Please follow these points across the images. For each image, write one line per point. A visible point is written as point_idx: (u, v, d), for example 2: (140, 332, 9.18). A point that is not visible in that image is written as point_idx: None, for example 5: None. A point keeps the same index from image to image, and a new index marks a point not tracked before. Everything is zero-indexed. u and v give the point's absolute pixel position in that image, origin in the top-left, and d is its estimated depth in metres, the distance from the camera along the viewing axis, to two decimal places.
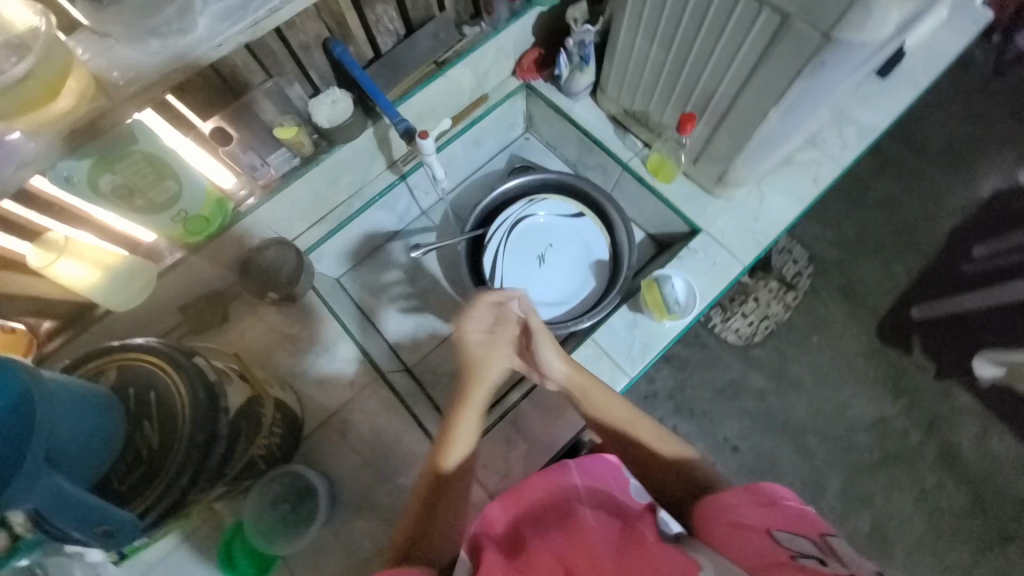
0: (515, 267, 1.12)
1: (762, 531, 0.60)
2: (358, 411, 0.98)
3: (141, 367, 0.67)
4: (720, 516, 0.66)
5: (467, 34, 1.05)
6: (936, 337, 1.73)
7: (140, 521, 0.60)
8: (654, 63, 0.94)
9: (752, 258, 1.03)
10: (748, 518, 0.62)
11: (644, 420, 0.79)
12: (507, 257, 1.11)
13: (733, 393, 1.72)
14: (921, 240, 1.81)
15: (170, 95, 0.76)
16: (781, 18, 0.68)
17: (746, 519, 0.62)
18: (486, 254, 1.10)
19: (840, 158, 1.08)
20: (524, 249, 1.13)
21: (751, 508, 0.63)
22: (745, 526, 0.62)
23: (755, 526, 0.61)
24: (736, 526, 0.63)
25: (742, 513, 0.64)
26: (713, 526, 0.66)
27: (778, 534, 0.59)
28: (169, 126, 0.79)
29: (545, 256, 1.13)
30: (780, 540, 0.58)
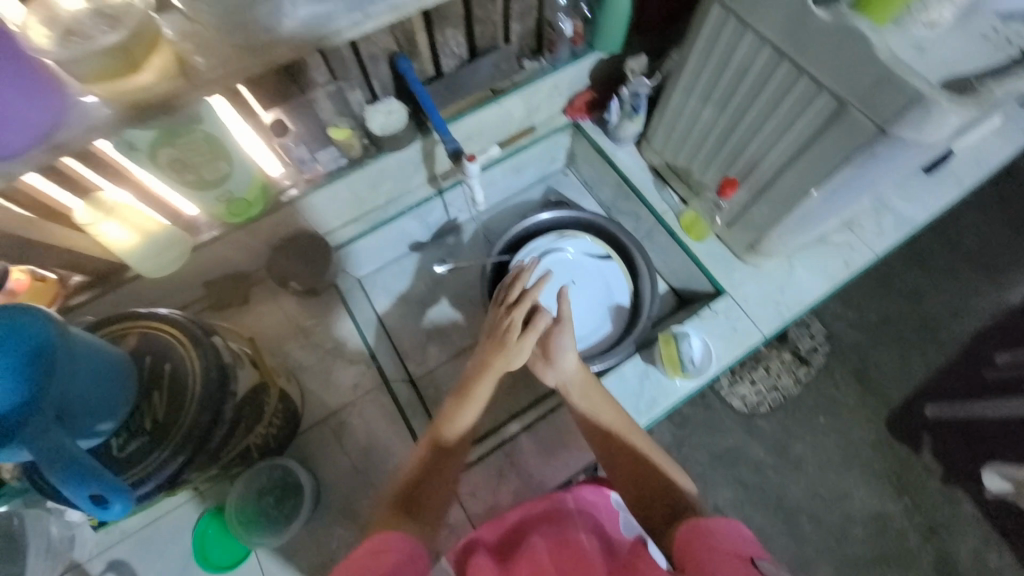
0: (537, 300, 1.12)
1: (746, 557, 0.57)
2: (356, 415, 0.98)
3: (162, 337, 0.68)
4: (702, 538, 0.62)
5: (526, 67, 1.08)
6: (946, 439, 1.67)
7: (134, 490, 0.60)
8: (704, 125, 0.95)
9: (773, 330, 1.02)
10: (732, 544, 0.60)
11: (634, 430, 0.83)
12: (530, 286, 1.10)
13: (730, 460, 1.68)
14: (943, 337, 1.77)
15: (242, 86, 0.80)
16: (838, 104, 0.69)
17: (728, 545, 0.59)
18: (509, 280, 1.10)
19: (875, 246, 1.08)
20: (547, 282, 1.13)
21: (732, 535, 0.61)
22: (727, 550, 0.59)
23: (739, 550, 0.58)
24: (717, 550, 0.59)
25: (724, 538, 0.61)
26: (690, 547, 0.62)
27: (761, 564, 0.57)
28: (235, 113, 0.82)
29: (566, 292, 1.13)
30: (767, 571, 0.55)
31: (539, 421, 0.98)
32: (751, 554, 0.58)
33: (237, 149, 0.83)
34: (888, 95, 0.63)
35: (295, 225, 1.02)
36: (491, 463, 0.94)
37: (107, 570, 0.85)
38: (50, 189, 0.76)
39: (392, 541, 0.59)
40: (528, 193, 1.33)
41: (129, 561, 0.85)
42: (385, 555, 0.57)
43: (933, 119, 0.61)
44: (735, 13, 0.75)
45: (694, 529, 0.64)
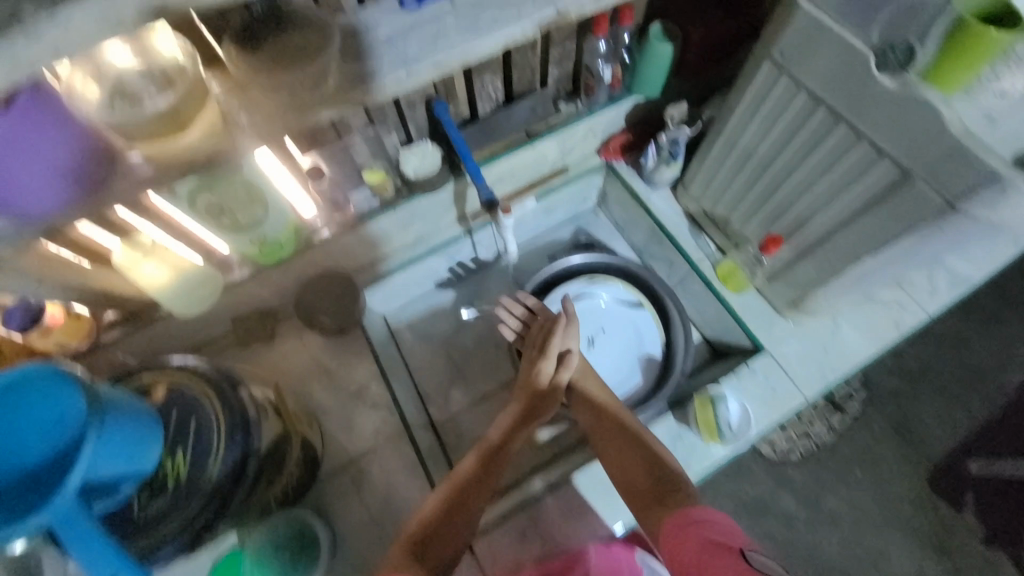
0: None
1: (735, 548, 0.65)
2: (376, 463, 0.95)
3: (189, 391, 0.68)
4: (695, 530, 0.70)
5: (562, 110, 1.06)
6: (991, 499, 1.57)
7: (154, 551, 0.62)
8: (748, 177, 0.92)
9: (816, 394, 0.97)
10: (723, 537, 0.68)
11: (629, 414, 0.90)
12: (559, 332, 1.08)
13: (758, 510, 1.59)
14: (987, 388, 1.67)
15: (289, 138, 0.81)
16: (902, 173, 0.65)
17: (717, 538, 0.67)
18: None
19: (926, 305, 1.01)
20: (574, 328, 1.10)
21: (723, 528, 0.69)
22: (719, 543, 0.67)
23: (729, 542, 0.66)
24: (705, 541, 0.68)
25: (716, 531, 0.69)
26: (682, 534, 0.71)
27: (750, 553, 0.64)
28: (279, 161, 0.82)
29: (595, 340, 1.10)
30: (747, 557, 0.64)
31: (564, 480, 0.93)
32: (738, 545, 0.66)
33: (274, 195, 0.83)
34: (959, 169, 0.59)
35: (326, 263, 1.02)
36: (513, 524, 0.90)
37: None
38: (98, 235, 0.77)
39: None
40: (558, 232, 1.31)
41: None
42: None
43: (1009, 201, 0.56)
44: (789, 72, 0.72)
45: (683, 518, 0.73)
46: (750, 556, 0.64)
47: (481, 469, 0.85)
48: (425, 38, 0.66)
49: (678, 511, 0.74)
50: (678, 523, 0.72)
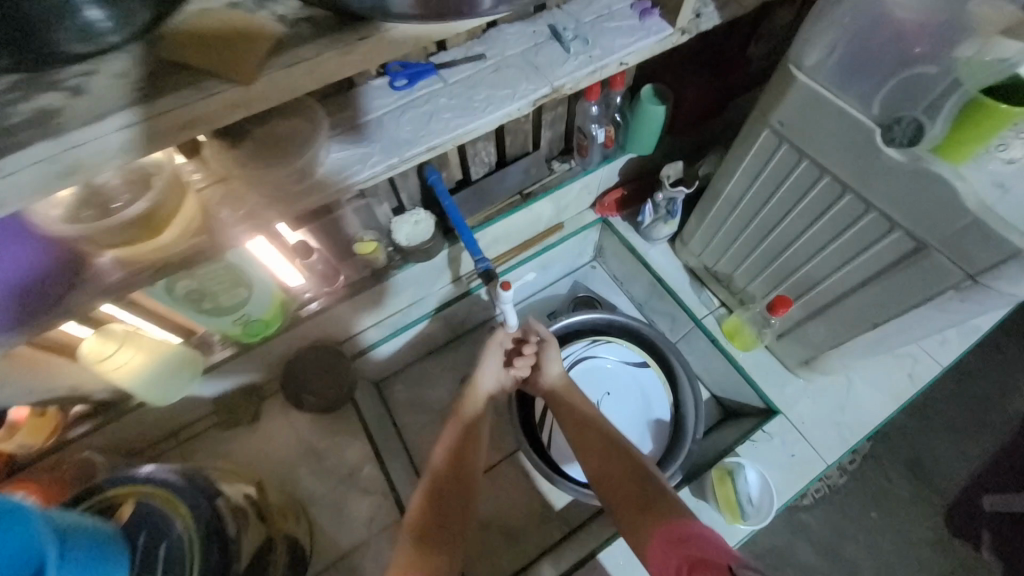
0: None
1: (721, 565, 0.55)
2: (372, 557, 0.88)
3: (160, 507, 0.61)
4: (682, 545, 0.62)
5: (556, 169, 1.05)
6: (1011, 537, 1.50)
7: None
8: (750, 235, 0.89)
9: (837, 458, 0.92)
10: (708, 553, 0.58)
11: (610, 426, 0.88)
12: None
13: (774, 562, 1.51)
14: (994, 420, 1.63)
15: (280, 224, 0.75)
16: (915, 244, 0.63)
17: (702, 556, 0.58)
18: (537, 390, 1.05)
19: (938, 355, 0.98)
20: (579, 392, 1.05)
21: (711, 544, 0.60)
22: (703, 561, 0.57)
23: (715, 560, 0.56)
24: (692, 559, 0.59)
25: (705, 547, 0.60)
26: (667, 555, 0.62)
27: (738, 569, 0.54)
28: (268, 243, 0.77)
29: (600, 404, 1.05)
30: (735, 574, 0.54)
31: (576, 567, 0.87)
32: (728, 561, 0.56)
33: (260, 276, 0.79)
34: (979, 245, 0.57)
35: (314, 336, 0.97)
36: None
37: None
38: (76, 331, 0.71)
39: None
40: (555, 286, 1.28)
41: None
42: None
43: None
44: (789, 139, 0.71)
45: (672, 532, 0.65)
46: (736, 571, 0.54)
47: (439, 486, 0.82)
48: (417, 120, 0.63)
49: (663, 524, 0.68)
50: (663, 540, 0.65)
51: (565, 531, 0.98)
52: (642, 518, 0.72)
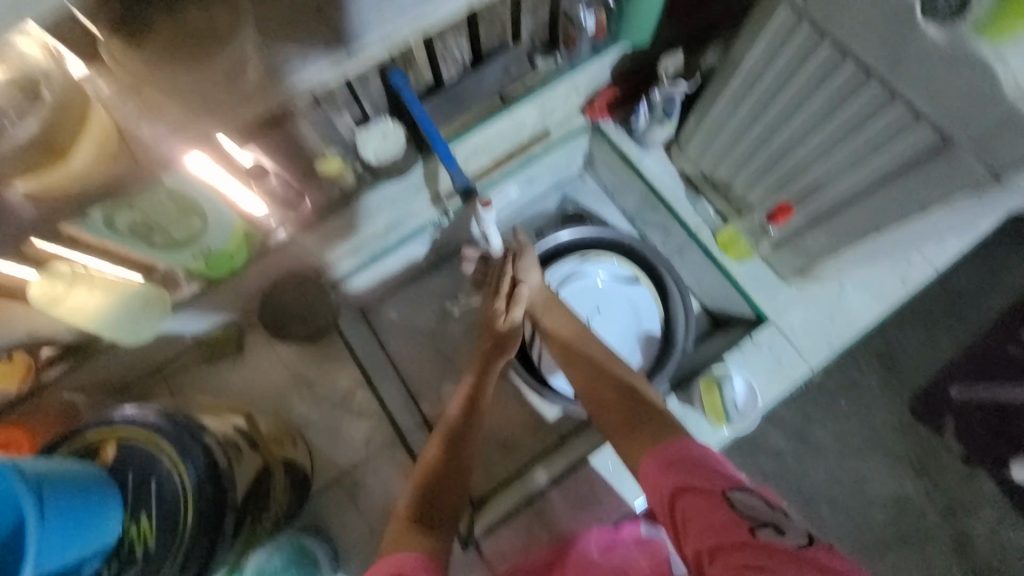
0: None
1: (716, 492, 0.57)
2: (372, 474, 0.91)
3: (142, 447, 0.60)
4: (673, 469, 0.62)
5: (540, 67, 0.92)
6: (968, 420, 1.63)
7: None
8: (753, 137, 0.81)
9: (821, 362, 0.93)
10: (701, 479, 0.59)
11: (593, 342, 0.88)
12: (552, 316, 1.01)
13: (750, 451, 1.64)
14: (970, 315, 1.69)
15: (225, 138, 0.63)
16: (940, 139, 0.57)
17: (696, 481, 0.59)
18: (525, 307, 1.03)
19: (936, 258, 0.96)
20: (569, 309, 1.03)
21: (702, 466, 0.61)
22: (698, 488, 0.59)
23: (709, 486, 0.58)
24: (687, 487, 0.60)
25: (696, 472, 0.61)
26: (658, 478, 0.63)
27: (733, 496, 0.57)
28: (222, 168, 0.67)
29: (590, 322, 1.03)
30: (735, 502, 0.56)
31: (567, 474, 0.91)
32: (721, 486, 0.58)
33: (213, 205, 0.70)
34: (1007, 138, 0.51)
35: (287, 266, 0.91)
36: (519, 521, 0.88)
37: None
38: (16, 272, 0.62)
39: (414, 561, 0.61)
40: (543, 201, 1.20)
41: None
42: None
43: None
44: (811, 18, 0.61)
45: (664, 454, 0.64)
46: (733, 500, 0.56)
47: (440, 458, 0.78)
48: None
49: (652, 447, 0.67)
50: (652, 466, 0.65)
51: (556, 439, 1.03)
52: (633, 435, 0.71)
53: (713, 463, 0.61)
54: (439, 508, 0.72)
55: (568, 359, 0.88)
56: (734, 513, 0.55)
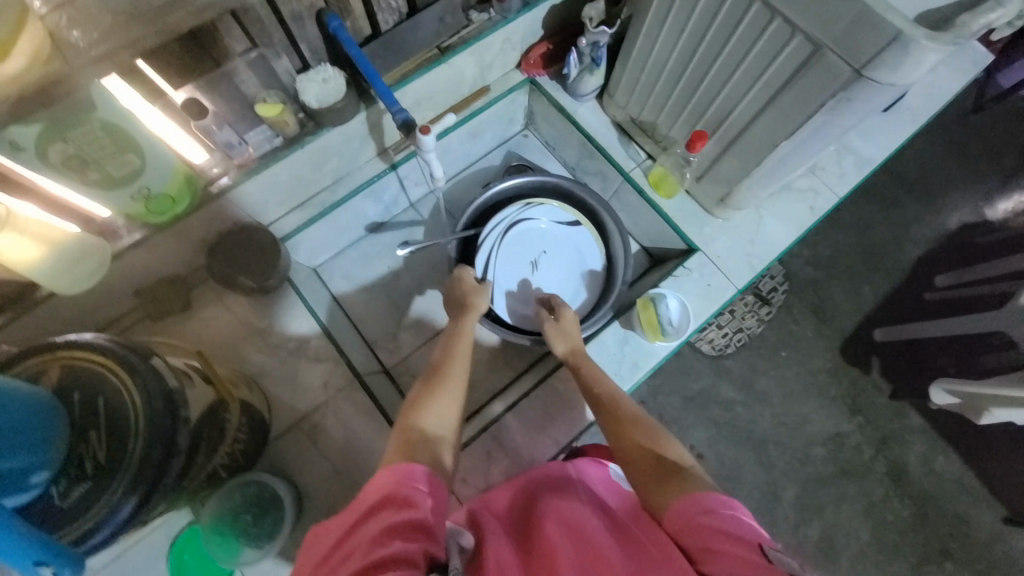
0: (509, 270, 1.08)
1: (754, 545, 0.52)
2: (332, 416, 0.93)
3: (89, 368, 0.60)
4: (702, 519, 0.57)
5: (473, 19, 0.97)
6: (894, 360, 1.78)
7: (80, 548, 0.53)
8: (670, 72, 0.89)
9: (745, 283, 1.03)
10: (731, 526, 0.55)
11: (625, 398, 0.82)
12: (500, 257, 1.06)
13: (702, 402, 1.73)
14: (889, 264, 1.85)
15: (140, 60, 0.67)
16: (814, 48, 0.66)
17: (733, 530, 0.54)
18: (477, 253, 1.05)
19: (836, 188, 1.09)
20: (516, 251, 1.08)
21: (739, 517, 0.56)
22: (734, 538, 0.53)
23: (745, 537, 0.53)
24: (719, 538, 0.54)
25: (728, 521, 0.55)
26: (687, 527, 0.57)
27: (772, 552, 0.51)
28: (137, 95, 0.67)
29: (538, 262, 1.09)
30: (775, 558, 0.51)
31: (522, 399, 0.96)
32: (758, 541, 0.53)
33: (150, 141, 0.70)
34: (865, 34, 0.60)
35: (233, 216, 0.92)
36: (478, 448, 0.92)
37: None
38: None
39: (423, 481, 0.57)
40: (488, 158, 1.26)
41: None
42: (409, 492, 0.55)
43: (910, 59, 0.58)
44: None
45: (694, 505, 0.59)
46: (773, 557, 0.51)
47: (419, 399, 0.73)
48: None
49: (686, 494, 0.61)
50: (681, 516, 0.59)
51: (512, 375, 1.08)
52: (662, 488, 0.65)
53: (742, 512, 0.57)
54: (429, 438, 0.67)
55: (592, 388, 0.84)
56: (774, 568, 0.49)
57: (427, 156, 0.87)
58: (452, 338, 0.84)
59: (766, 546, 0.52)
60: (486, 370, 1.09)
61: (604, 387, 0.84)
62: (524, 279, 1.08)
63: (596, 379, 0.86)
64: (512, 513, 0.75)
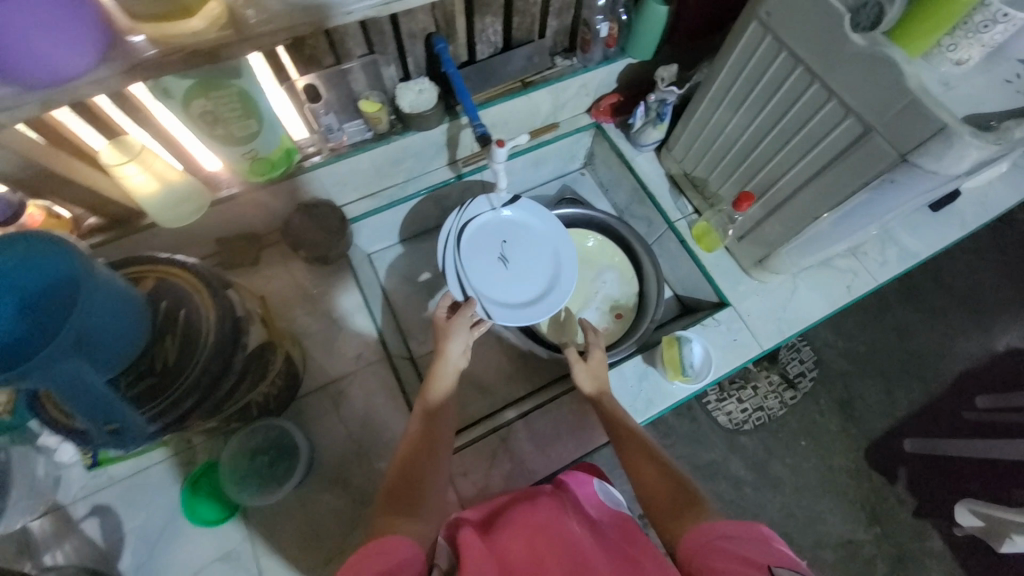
0: (486, 278, 1.04)
1: (761, 565, 0.52)
2: (357, 386, 0.99)
3: (178, 283, 0.69)
4: (711, 546, 0.57)
5: (558, 64, 1.09)
6: (922, 474, 1.67)
7: (147, 426, 0.62)
8: (728, 136, 0.97)
9: (772, 345, 1.05)
10: (740, 546, 0.55)
11: (631, 436, 0.82)
12: (470, 272, 1.03)
13: (710, 474, 1.67)
14: (928, 373, 1.79)
15: (281, 47, 0.81)
16: (864, 129, 0.72)
17: (752, 548, 0.54)
18: (447, 276, 1.01)
19: (876, 274, 1.11)
20: (479, 255, 1.05)
21: (751, 541, 0.55)
22: (739, 557, 0.54)
23: (754, 558, 0.53)
24: (729, 556, 0.54)
25: (740, 544, 0.56)
26: (699, 549, 0.58)
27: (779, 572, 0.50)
28: (267, 69, 0.83)
29: (506, 254, 1.06)
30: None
31: (536, 409, 1.00)
32: (767, 562, 0.52)
33: (268, 108, 0.83)
34: (913, 124, 0.66)
35: (315, 191, 1.03)
36: (484, 447, 0.95)
37: (90, 514, 0.86)
38: (80, 130, 0.77)
39: (386, 545, 0.57)
40: (544, 188, 1.37)
41: (114, 508, 0.87)
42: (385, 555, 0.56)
43: (954, 151, 0.63)
44: (773, 31, 0.78)
45: (704, 536, 0.59)
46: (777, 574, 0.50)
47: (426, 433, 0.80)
48: None
49: (703, 522, 0.62)
50: (696, 538, 0.60)
51: (529, 388, 1.12)
52: (677, 517, 0.66)
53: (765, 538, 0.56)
54: (410, 499, 0.68)
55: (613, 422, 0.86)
56: None
57: (496, 166, 0.94)
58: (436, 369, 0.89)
59: (772, 565, 0.51)
60: (504, 380, 1.13)
61: (625, 423, 0.85)
62: (499, 277, 1.05)
63: (616, 409, 0.88)
64: (492, 513, 0.75)
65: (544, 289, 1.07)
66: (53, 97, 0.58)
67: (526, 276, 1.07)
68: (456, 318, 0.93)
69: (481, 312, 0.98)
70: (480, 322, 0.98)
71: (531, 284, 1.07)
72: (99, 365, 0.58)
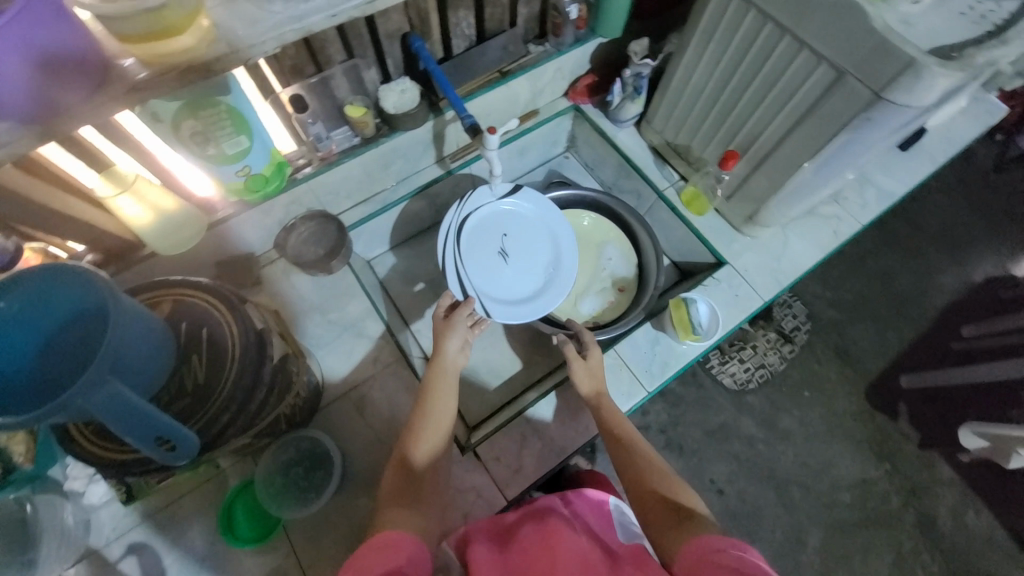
0: (486, 275, 1.05)
1: None
2: (377, 389, 0.99)
3: (195, 303, 0.69)
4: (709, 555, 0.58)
5: (532, 51, 1.11)
6: (922, 407, 1.74)
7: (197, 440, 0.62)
8: (706, 100, 1.01)
9: (772, 296, 1.09)
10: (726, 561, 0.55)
11: (633, 444, 0.83)
12: (470, 268, 1.03)
13: (723, 436, 1.71)
14: (914, 310, 1.86)
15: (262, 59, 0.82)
16: (837, 74, 0.76)
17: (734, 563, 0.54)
18: (447, 273, 1.01)
19: (859, 217, 1.16)
20: (479, 251, 1.06)
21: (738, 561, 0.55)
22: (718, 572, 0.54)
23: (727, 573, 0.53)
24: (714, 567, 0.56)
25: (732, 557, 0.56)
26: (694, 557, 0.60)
27: None
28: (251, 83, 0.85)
29: (505, 248, 1.08)
30: None
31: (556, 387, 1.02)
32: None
33: (255, 121, 0.83)
34: (883, 62, 0.69)
35: (310, 203, 1.02)
36: (512, 431, 0.97)
37: (127, 553, 0.85)
38: (70, 164, 0.75)
39: (394, 540, 0.61)
40: (531, 175, 1.39)
41: (151, 543, 0.86)
42: (395, 552, 0.59)
43: (924, 82, 0.67)
44: None
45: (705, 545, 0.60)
46: None
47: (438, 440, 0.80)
48: None
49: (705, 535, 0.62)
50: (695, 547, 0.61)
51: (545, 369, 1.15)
52: (675, 530, 0.67)
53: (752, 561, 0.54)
54: (419, 500, 0.72)
55: (615, 422, 0.87)
56: None
57: (490, 154, 0.96)
58: (440, 367, 0.88)
59: None
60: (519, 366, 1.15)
61: (624, 430, 0.86)
62: (499, 271, 1.06)
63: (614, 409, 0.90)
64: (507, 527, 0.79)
65: (545, 283, 1.08)
66: (48, 134, 0.58)
67: (528, 271, 1.08)
68: (455, 315, 0.93)
69: (480, 310, 0.99)
70: (479, 320, 0.99)
71: (533, 279, 1.08)
72: (137, 391, 0.59)
